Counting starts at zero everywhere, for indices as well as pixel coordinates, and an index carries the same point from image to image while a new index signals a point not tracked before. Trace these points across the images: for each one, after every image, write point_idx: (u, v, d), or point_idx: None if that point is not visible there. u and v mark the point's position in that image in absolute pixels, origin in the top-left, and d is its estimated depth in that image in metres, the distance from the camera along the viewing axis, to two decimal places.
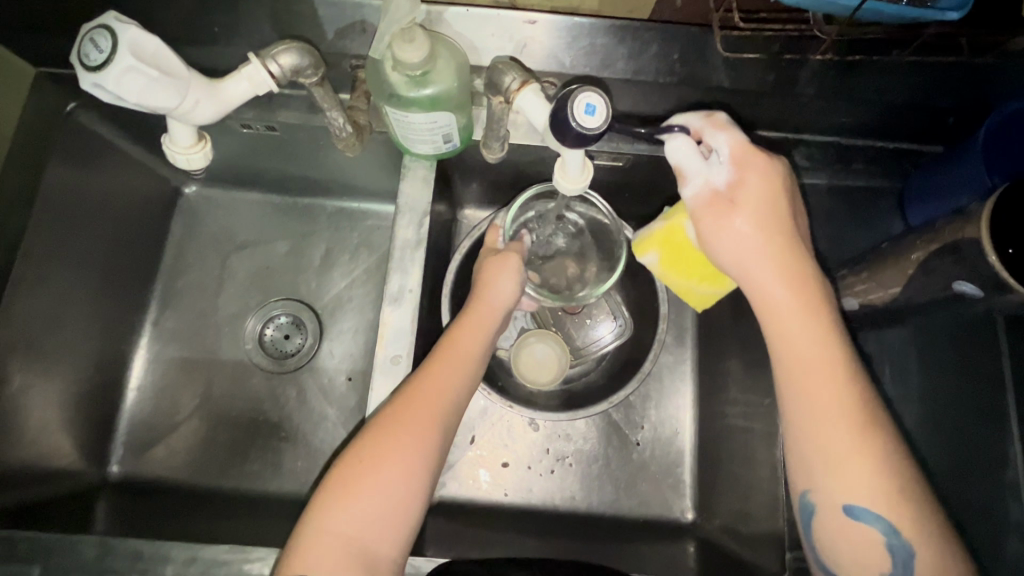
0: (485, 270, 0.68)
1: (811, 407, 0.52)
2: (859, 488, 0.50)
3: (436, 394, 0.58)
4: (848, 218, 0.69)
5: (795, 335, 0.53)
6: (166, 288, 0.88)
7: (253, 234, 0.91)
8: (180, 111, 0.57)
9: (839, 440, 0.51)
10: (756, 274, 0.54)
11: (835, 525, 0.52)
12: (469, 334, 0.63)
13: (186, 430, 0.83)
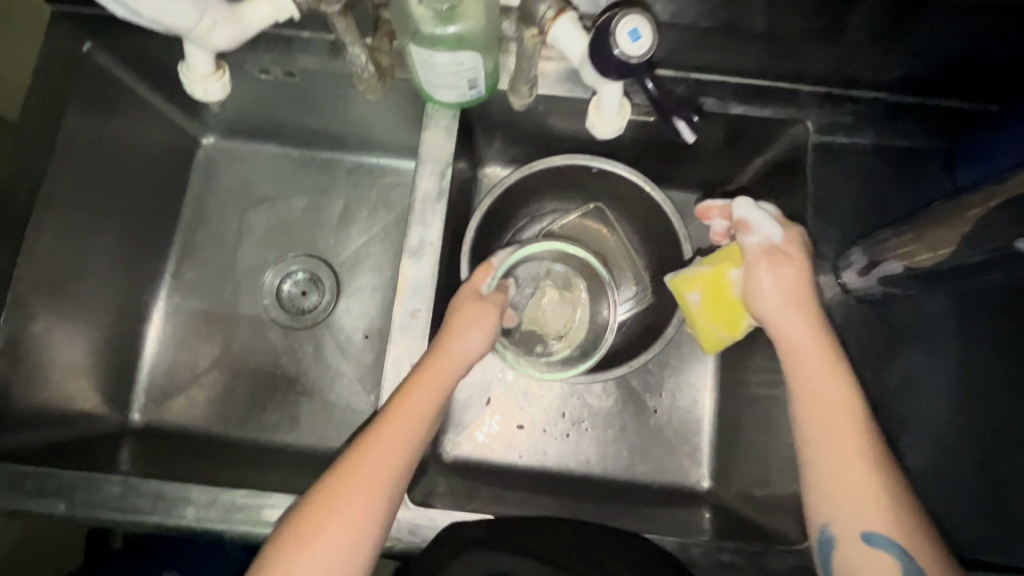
0: (453, 315, 0.62)
1: (823, 433, 0.54)
2: (870, 511, 0.51)
3: (386, 459, 0.54)
4: (894, 179, 0.64)
5: (811, 362, 0.56)
6: (185, 239, 0.88)
7: (271, 187, 0.90)
8: (198, 33, 0.55)
9: (858, 472, 0.52)
10: (787, 308, 0.59)
11: (857, 557, 0.51)
12: (427, 384, 0.57)
13: (206, 380, 0.84)
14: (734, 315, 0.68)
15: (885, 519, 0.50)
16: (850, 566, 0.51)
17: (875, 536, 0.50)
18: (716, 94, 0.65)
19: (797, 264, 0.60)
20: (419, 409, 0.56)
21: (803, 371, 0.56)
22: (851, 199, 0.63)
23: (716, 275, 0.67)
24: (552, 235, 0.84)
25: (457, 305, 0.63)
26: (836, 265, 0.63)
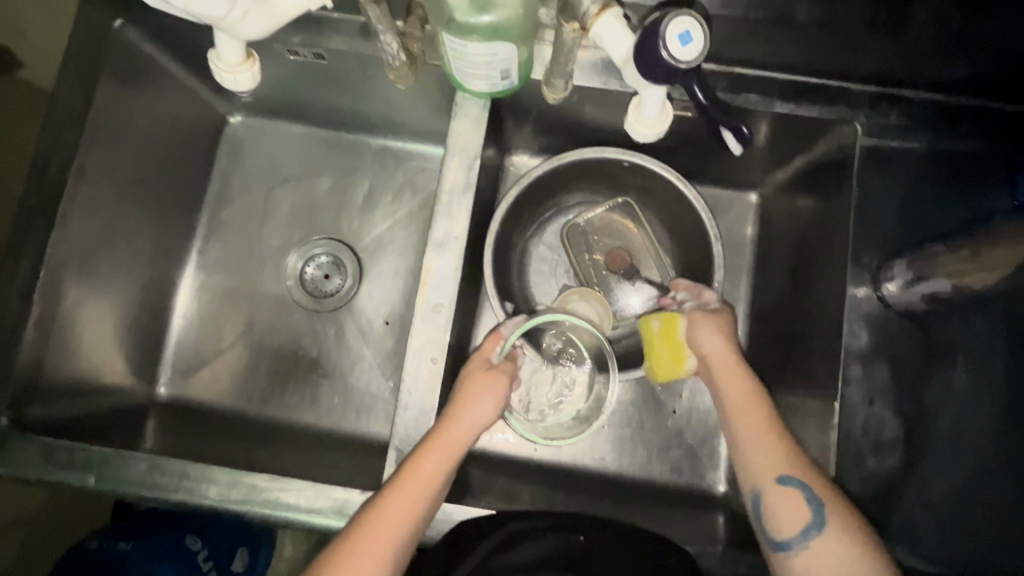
0: (465, 385, 0.61)
1: (742, 411, 0.59)
2: (779, 457, 0.56)
3: (388, 535, 0.52)
4: (949, 189, 0.59)
5: (727, 367, 0.62)
6: (212, 218, 0.88)
7: (298, 167, 0.90)
8: (228, 21, 0.54)
9: (763, 436, 0.57)
10: (716, 346, 0.63)
11: (782, 507, 0.54)
12: (434, 456, 0.55)
13: (229, 357, 0.85)
14: (680, 354, 0.68)
15: (797, 463, 0.55)
16: (769, 510, 0.55)
17: (787, 478, 0.55)
18: (759, 89, 0.62)
19: (720, 314, 0.66)
20: (424, 483, 0.54)
21: (727, 377, 0.62)
22: (902, 208, 0.59)
23: (671, 317, 0.69)
24: (577, 229, 0.83)
25: (465, 375, 0.62)
26: (876, 275, 0.58)
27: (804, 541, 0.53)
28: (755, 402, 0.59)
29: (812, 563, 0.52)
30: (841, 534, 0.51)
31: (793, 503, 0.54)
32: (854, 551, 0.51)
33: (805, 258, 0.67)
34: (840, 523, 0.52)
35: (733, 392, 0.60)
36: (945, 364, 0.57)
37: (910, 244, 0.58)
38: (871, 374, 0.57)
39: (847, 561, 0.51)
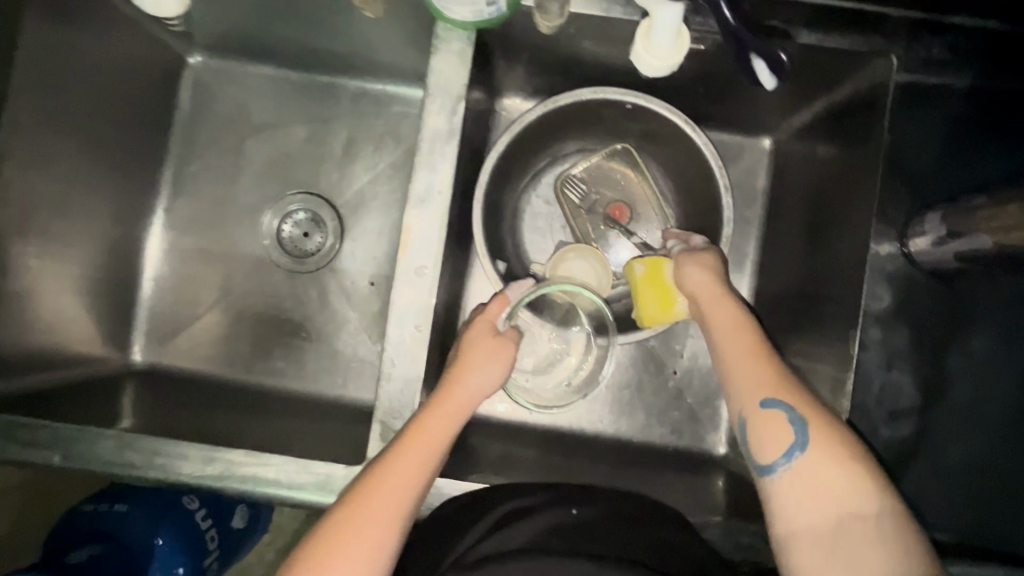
0: (469, 351, 0.58)
1: (727, 338, 0.56)
2: (765, 381, 0.52)
3: (394, 501, 0.49)
4: (987, 134, 0.53)
5: (712, 298, 0.58)
6: (178, 171, 0.81)
7: (269, 114, 0.82)
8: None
9: (753, 365, 0.53)
10: (705, 283, 0.59)
11: (760, 424, 0.51)
12: (437, 420, 0.52)
13: (207, 322, 0.81)
14: (669, 298, 0.65)
15: (782, 385, 0.52)
16: (753, 434, 0.51)
17: (771, 400, 0.51)
18: (784, 15, 0.54)
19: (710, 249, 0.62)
20: (427, 447, 0.51)
21: (712, 309, 0.58)
22: (935, 155, 0.53)
23: (657, 261, 0.65)
24: (574, 180, 0.76)
25: (469, 341, 0.59)
26: (904, 230, 0.52)
27: (788, 463, 0.49)
28: (741, 327, 0.56)
29: (797, 486, 0.48)
30: (830, 455, 0.47)
31: (777, 424, 0.50)
32: (843, 473, 0.47)
33: (822, 210, 0.61)
34: (829, 444, 0.48)
35: (719, 323, 0.57)
36: (971, 328, 0.52)
37: (941, 195, 0.53)
38: (890, 338, 0.53)
39: (834, 483, 0.47)
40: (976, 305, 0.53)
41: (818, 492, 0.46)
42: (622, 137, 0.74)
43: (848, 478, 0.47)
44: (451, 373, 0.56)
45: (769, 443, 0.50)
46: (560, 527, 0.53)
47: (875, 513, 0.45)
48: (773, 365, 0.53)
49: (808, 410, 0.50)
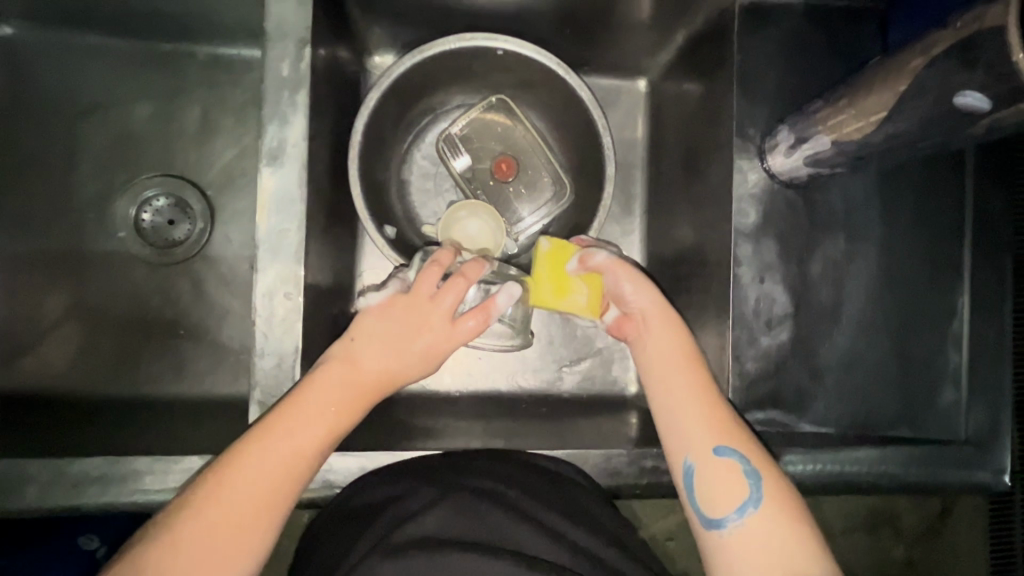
0: (410, 325, 0.52)
1: (678, 378, 0.52)
2: (717, 423, 0.49)
3: (295, 474, 0.45)
4: (824, 48, 0.56)
5: (658, 332, 0.55)
6: (0, 163, 0.70)
7: (107, 92, 0.72)
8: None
9: (697, 401, 0.50)
10: (649, 301, 0.57)
11: (714, 471, 0.47)
12: (334, 400, 0.48)
13: (61, 333, 0.70)
14: (564, 286, 0.62)
15: (737, 435, 0.48)
16: (705, 487, 0.47)
17: (725, 448, 0.48)
18: None
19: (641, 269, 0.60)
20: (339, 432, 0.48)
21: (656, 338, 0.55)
22: (782, 73, 0.55)
23: (595, 277, 0.61)
24: (456, 136, 0.74)
25: (410, 339, 0.52)
26: (761, 146, 0.55)
27: (739, 519, 0.45)
28: (693, 369, 0.53)
29: (749, 545, 0.44)
30: (779, 515, 0.45)
31: (728, 476, 0.47)
32: (795, 538, 0.44)
33: (693, 140, 0.63)
34: (779, 504, 0.46)
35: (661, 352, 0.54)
36: (828, 233, 0.56)
37: (789, 110, 0.55)
38: (759, 252, 0.55)
39: (784, 543, 0.44)
40: (832, 211, 0.56)
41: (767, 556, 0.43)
42: (499, 86, 0.73)
43: (795, 537, 0.44)
44: (381, 344, 0.51)
45: (719, 490, 0.46)
46: (470, 502, 0.48)
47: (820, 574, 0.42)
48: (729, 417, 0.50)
49: (763, 466, 0.47)
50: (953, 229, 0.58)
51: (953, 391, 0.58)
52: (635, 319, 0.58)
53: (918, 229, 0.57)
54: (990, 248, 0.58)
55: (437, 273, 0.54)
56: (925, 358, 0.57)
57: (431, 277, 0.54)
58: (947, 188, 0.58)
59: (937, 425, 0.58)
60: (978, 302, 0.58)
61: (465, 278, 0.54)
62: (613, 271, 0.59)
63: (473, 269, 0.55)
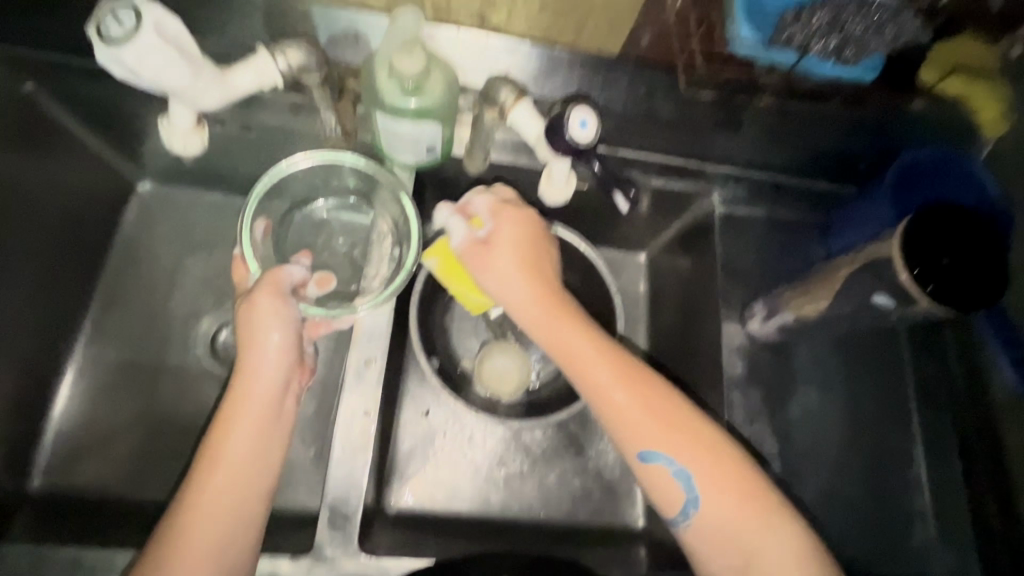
0: (247, 321, 0.58)
1: (598, 378, 0.60)
2: (641, 435, 0.58)
3: (244, 470, 0.55)
4: (783, 247, 0.73)
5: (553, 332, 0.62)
6: (111, 285, 0.83)
7: (211, 234, 0.88)
8: (187, 92, 0.56)
9: (622, 402, 0.59)
10: (522, 296, 0.63)
11: (645, 472, 0.59)
12: (248, 432, 0.56)
13: (121, 439, 0.78)
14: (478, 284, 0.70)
15: (652, 439, 0.58)
16: (648, 486, 0.59)
17: (649, 453, 0.58)
18: (643, 168, 0.72)
19: (498, 242, 0.63)
20: (260, 420, 0.57)
21: (554, 335, 0.62)
22: (754, 261, 0.73)
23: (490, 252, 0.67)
24: None
25: (263, 351, 0.57)
26: (742, 313, 0.70)
27: (686, 517, 0.58)
28: (605, 355, 0.61)
29: (697, 531, 0.57)
30: (712, 487, 0.58)
31: (664, 477, 0.58)
32: (734, 509, 0.57)
33: (690, 304, 0.77)
34: (716, 487, 0.58)
35: (564, 345, 0.62)
36: (805, 385, 0.69)
37: (763, 288, 0.72)
38: (747, 398, 0.68)
39: (724, 520, 0.57)
40: (799, 368, 0.70)
41: (718, 529, 0.57)
42: None
43: (733, 503, 0.57)
44: (243, 340, 0.58)
45: (656, 486, 0.59)
46: None
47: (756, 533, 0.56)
48: (656, 406, 0.59)
49: (689, 458, 0.58)
50: (901, 389, 0.71)
51: (921, 530, 0.66)
52: (515, 310, 0.64)
53: (871, 387, 0.71)
54: (933, 406, 0.71)
55: (252, 301, 0.58)
56: (895, 496, 0.67)
57: (250, 306, 0.58)
58: (892, 355, 0.72)
59: (910, 563, 0.65)
60: (931, 452, 0.69)
61: (269, 291, 0.58)
62: (476, 255, 0.64)
63: (268, 277, 0.59)
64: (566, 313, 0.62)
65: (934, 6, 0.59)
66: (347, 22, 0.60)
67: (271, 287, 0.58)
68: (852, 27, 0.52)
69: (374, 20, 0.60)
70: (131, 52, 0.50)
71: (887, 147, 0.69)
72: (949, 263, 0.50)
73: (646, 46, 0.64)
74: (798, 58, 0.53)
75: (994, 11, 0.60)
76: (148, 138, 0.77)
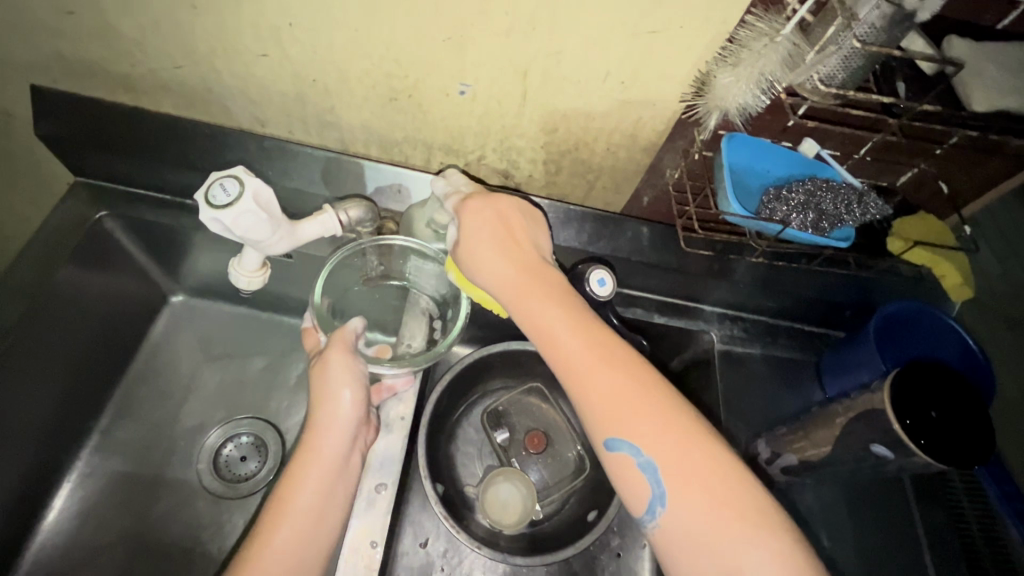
0: (321, 373, 0.61)
1: (560, 343, 0.52)
2: (612, 420, 0.48)
3: (306, 523, 0.54)
4: (781, 385, 0.78)
5: (531, 305, 0.54)
6: (127, 394, 0.85)
7: (231, 347, 0.90)
8: (264, 242, 0.64)
9: (600, 381, 0.49)
10: (487, 262, 0.56)
11: (615, 466, 0.49)
12: (313, 484, 0.56)
13: (105, 559, 0.76)
14: None
15: (622, 424, 0.48)
16: (613, 478, 0.49)
17: (618, 443, 0.48)
18: (647, 306, 0.78)
19: (485, 215, 0.57)
20: (323, 471, 0.56)
21: (523, 305, 0.54)
22: (754, 399, 0.77)
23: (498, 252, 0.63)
24: (498, 412, 0.85)
25: (336, 408, 0.59)
26: (747, 453, 0.73)
27: (652, 520, 0.47)
28: (573, 320, 0.53)
29: (666, 538, 0.46)
30: (684, 484, 0.46)
31: (629, 470, 0.48)
32: (720, 524, 0.45)
33: None
34: (697, 494, 0.46)
35: (536, 317, 0.53)
36: (815, 529, 0.70)
37: (763, 427, 0.75)
38: None
39: (704, 532, 0.45)
40: (802, 512, 0.71)
41: (692, 534, 0.46)
42: (536, 378, 0.86)
43: (715, 507, 0.45)
44: (314, 394, 0.61)
45: (624, 480, 0.48)
46: None
47: (747, 555, 0.44)
48: (628, 386, 0.49)
49: (663, 454, 0.47)
50: (914, 539, 0.70)
51: None
52: (493, 282, 0.56)
53: (880, 535, 0.70)
54: (947, 562, 0.69)
55: (327, 359, 0.61)
56: None
57: (324, 364, 0.61)
58: (899, 503, 0.72)
59: None
60: None
61: (341, 348, 0.61)
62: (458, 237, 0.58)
63: (339, 335, 0.62)
64: (547, 285, 0.55)
65: (892, 186, 0.68)
66: (392, 178, 0.71)
67: (343, 345, 0.62)
68: (826, 205, 0.62)
69: (416, 175, 0.70)
70: (229, 216, 0.58)
71: (865, 300, 0.75)
72: (936, 417, 0.54)
73: (645, 203, 0.75)
74: (782, 229, 0.60)
75: (946, 193, 0.68)
76: (192, 257, 0.83)
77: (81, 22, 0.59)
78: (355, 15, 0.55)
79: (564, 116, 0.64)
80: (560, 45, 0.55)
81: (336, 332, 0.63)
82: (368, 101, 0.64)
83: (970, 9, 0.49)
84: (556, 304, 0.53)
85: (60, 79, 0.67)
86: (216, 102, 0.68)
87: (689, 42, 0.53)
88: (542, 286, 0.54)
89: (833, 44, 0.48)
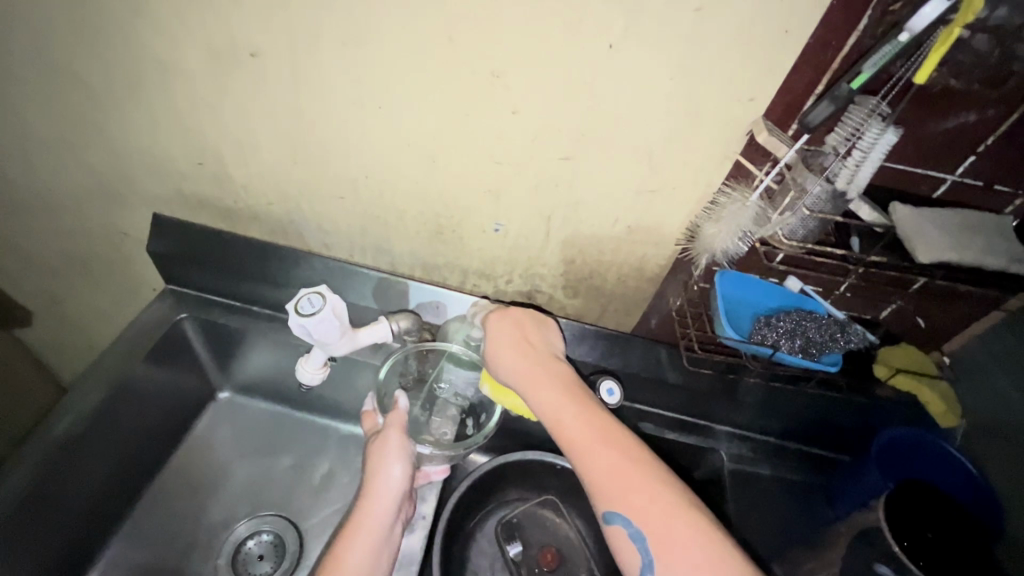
0: (375, 451, 0.67)
1: (563, 420, 0.58)
2: (605, 490, 0.53)
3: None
4: (791, 511, 0.79)
5: (541, 391, 0.61)
6: (164, 484, 0.90)
7: (264, 443, 0.96)
8: (331, 345, 0.74)
9: (597, 455, 0.55)
10: (503, 354, 0.65)
11: (610, 535, 0.53)
12: (358, 554, 0.61)
13: None
14: None
15: (613, 492, 0.52)
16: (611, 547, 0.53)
17: (612, 513, 0.52)
18: (657, 423, 0.83)
19: (507, 321, 0.69)
20: (368, 541, 0.62)
21: (535, 392, 0.61)
22: (767, 521, 0.78)
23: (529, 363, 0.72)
24: (513, 523, 0.84)
25: (386, 483, 0.65)
26: None
27: None
28: (578, 404, 0.59)
29: None
30: (672, 553, 0.49)
31: (621, 538, 0.51)
32: None
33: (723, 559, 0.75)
34: (686, 563, 0.48)
35: (545, 401, 0.60)
36: None
37: (777, 550, 0.75)
38: None
39: None
40: None
41: None
42: (550, 490, 0.87)
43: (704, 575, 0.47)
44: (365, 470, 0.67)
45: (620, 548, 0.52)
46: None
47: None
48: (622, 460, 0.54)
49: (652, 523, 0.51)
50: None
51: None
52: (509, 373, 0.64)
53: None
54: None
55: (384, 438, 0.68)
56: None
57: (381, 442, 0.68)
58: None
59: None
60: None
61: (397, 429, 0.68)
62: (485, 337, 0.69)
63: (395, 417, 0.70)
64: (557, 375, 0.63)
65: (876, 318, 0.77)
66: (432, 295, 0.81)
67: (398, 427, 0.69)
68: (813, 334, 0.69)
69: (455, 293, 0.81)
70: (313, 323, 0.69)
71: (866, 424, 0.79)
72: (932, 538, 0.59)
73: (653, 324, 0.84)
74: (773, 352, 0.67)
75: (926, 328, 0.77)
76: (247, 357, 0.93)
77: (206, 170, 0.76)
78: (418, 173, 0.70)
79: (579, 251, 0.76)
80: (577, 197, 0.69)
81: (390, 414, 0.70)
82: (418, 233, 0.78)
83: (907, 182, 0.62)
84: (565, 390, 0.61)
85: (177, 208, 0.83)
86: (295, 229, 0.83)
87: (681, 199, 0.67)
88: (554, 376, 0.62)
89: (790, 210, 0.62)
